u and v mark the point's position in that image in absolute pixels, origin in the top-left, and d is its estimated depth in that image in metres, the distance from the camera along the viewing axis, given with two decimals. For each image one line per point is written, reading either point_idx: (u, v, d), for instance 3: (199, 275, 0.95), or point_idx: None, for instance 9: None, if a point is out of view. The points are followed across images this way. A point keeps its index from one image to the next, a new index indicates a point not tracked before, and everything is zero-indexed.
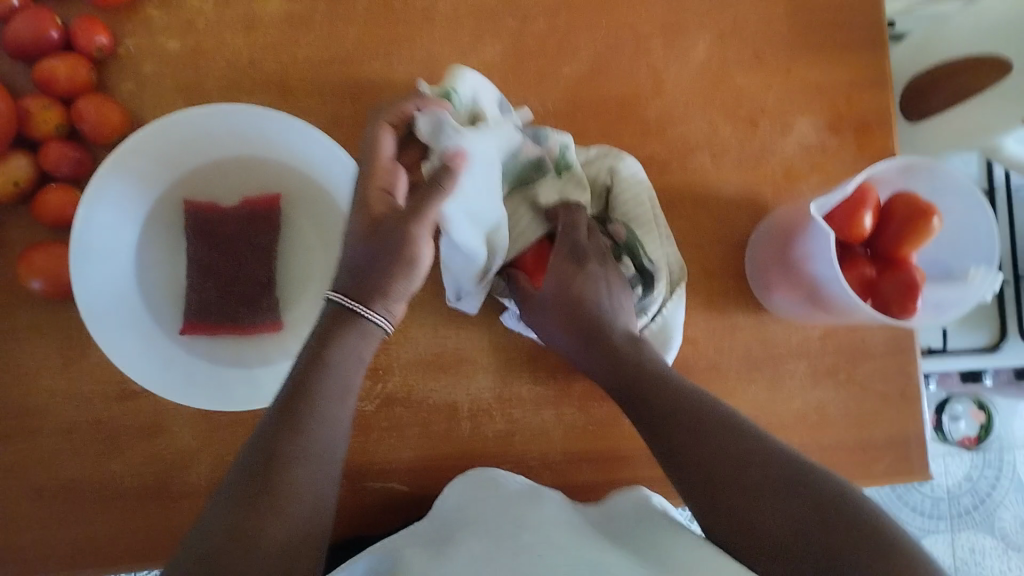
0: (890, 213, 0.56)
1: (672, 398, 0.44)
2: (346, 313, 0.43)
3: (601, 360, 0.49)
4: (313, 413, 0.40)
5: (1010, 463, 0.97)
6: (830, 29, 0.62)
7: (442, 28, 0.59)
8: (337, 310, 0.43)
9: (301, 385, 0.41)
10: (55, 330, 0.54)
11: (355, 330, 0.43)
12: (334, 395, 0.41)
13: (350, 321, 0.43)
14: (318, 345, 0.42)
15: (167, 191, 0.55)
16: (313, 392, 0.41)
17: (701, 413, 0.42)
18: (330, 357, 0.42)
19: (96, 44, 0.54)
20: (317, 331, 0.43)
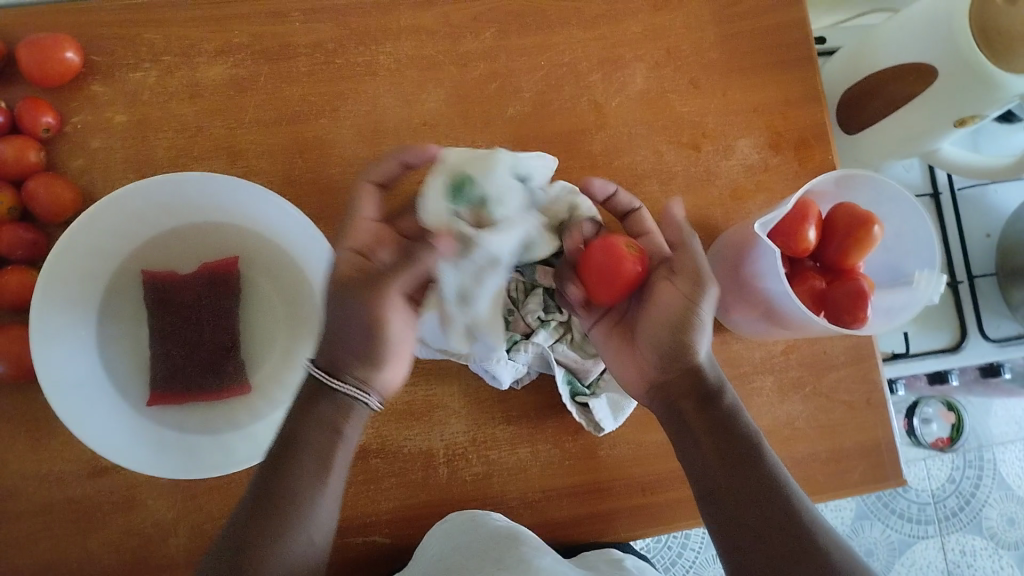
0: (832, 226, 0.57)
1: (735, 438, 0.46)
2: (318, 384, 0.49)
3: (685, 385, 0.49)
4: (296, 486, 0.46)
5: (990, 462, 0.98)
6: (758, 51, 0.64)
7: (385, 81, 0.60)
8: (313, 384, 0.49)
9: (283, 461, 0.46)
10: (19, 413, 0.54)
11: (328, 402, 0.49)
12: (310, 470, 0.46)
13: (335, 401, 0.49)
14: (295, 421, 0.48)
15: (122, 263, 0.55)
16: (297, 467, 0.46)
17: (753, 460, 0.45)
18: (303, 435, 0.47)
19: (43, 125, 0.55)
20: (295, 408, 0.49)
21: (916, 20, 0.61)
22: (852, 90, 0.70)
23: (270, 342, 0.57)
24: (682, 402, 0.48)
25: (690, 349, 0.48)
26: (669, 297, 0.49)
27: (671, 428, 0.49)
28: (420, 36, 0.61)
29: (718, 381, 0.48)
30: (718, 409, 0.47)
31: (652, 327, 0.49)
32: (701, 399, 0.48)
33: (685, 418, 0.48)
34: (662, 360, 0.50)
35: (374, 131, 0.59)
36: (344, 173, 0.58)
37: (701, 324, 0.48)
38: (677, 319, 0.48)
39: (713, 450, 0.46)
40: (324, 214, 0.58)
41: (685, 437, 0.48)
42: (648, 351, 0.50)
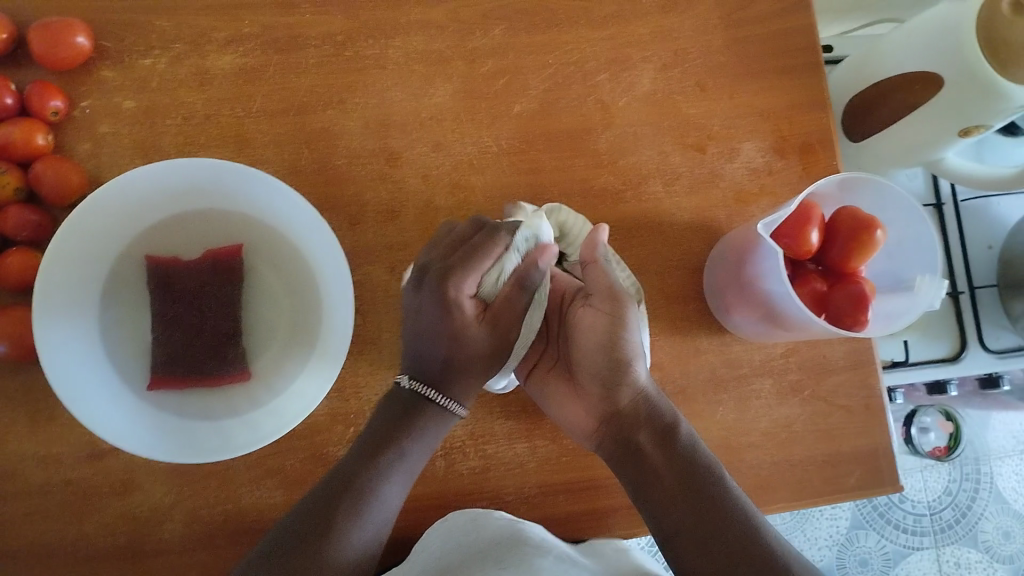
0: (836, 229, 0.57)
1: (695, 470, 0.47)
2: (420, 399, 0.49)
3: (640, 418, 0.49)
4: (377, 482, 0.46)
5: (987, 476, 0.98)
6: (766, 56, 0.65)
7: (393, 74, 0.60)
8: (410, 395, 0.49)
9: (372, 456, 0.47)
10: (19, 394, 0.54)
11: (430, 413, 0.49)
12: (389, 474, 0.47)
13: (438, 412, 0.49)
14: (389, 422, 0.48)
15: (127, 248, 0.56)
16: (385, 465, 0.47)
17: (711, 486, 0.46)
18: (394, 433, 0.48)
19: (52, 108, 0.55)
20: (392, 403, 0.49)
21: (922, 27, 0.61)
22: (858, 97, 0.71)
23: (271, 330, 0.57)
24: (638, 433, 0.49)
25: (628, 369, 0.50)
26: (597, 325, 0.50)
27: (624, 462, 0.50)
28: (429, 31, 0.61)
29: (673, 415, 0.50)
30: (676, 442, 0.48)
31: (592, 361, 0.51)
32: (659, 432, 0.49)
33: (642, 452, 0.49)
34: (602, 389, 0.51)
35: (381, 123, 0.60)
36: (350, 164, 0.59)
37: (633, 351, 0.50)
38: (615, 349, 0.50)
39: (672, 483, 0.47)
40: (329, 204, 0.58)
41: (641, 470, 0.48)
42: (592, 387, 0.52)
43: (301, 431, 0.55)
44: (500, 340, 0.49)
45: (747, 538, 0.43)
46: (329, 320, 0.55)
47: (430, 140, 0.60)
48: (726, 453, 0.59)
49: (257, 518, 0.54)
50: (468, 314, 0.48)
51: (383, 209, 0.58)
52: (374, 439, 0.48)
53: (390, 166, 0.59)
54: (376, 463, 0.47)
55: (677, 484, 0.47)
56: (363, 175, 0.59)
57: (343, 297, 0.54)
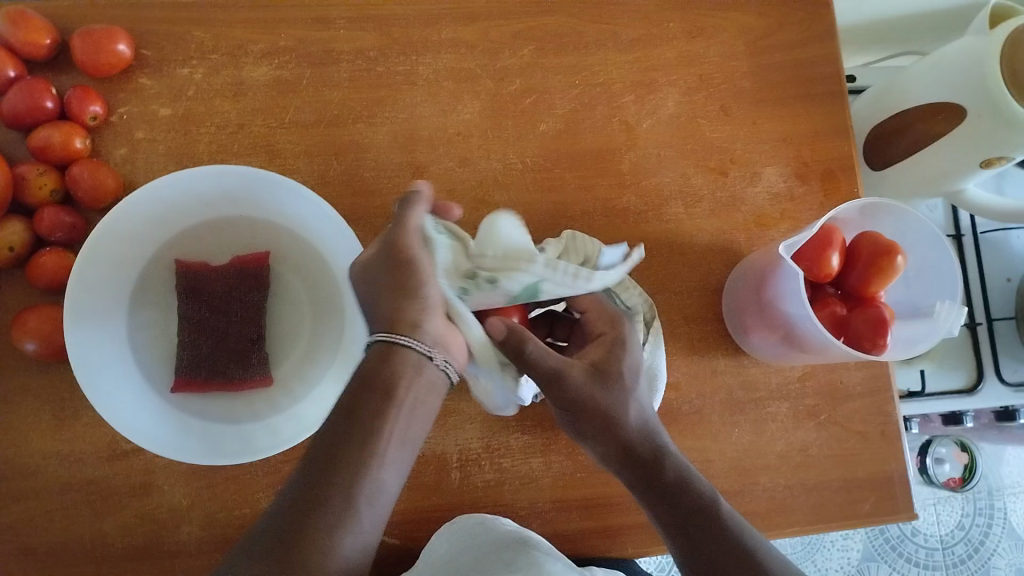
0: (857, 253, 0.58)
1: (689, 502, 0.46)
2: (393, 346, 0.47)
3: (623, 458, 0.48)
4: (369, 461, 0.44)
5: (1001, 511, 0.97)
6: (789, 82, 0.66)
7: (422, 90, 0.62)
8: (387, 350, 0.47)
9: (336, 451, 0.44)
10: (46, 392, 0.55)
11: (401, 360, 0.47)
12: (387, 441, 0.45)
13: (400, 356, 0.47)
14: (372, 389, 0.46)
15: (158, 252, 0.57)
16: (358, 453, 0.44)
17: (704, 515, 0.45)
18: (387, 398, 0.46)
19: (90, 113, 0.57)
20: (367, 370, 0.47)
21: (946, 63, 0.62)
22: (880, 127, 0.71)
23: (295, 337, 0.58)
24: (631, 466, 0.48)
25: (596, 408, 0.49)
26: (591, 360, 0.51)
27: (619, 493, 0.49)
28: (459, 49, 0.63)
29: (665, 446, 0.49)
30: (668, 475, 0.47)
31: (583, 393, 0.51)
32: (643, 472, 0.48)
33: (638, 488, 0.48)
34: (584, 429, 0.50)
35: (409, 137, 0.61)
36: (377, 176, 0.60)
37: (625, 383, 0.50)
38: (599, 380, 0.50)
39: (667, 521, 0.46)
40: (356, 216, 0.59)
41: (640, 508, 0.48)
42: (573, 423, 0.51)
43: None
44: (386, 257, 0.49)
45: (744, 563, 0.43)
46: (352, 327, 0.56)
47: (457, 155, 0.61)
48: (740, 475, 0.60)
49: None
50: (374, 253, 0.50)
51: None
52: (342, 429, 0.45)
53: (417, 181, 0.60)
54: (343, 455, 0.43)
55: (671, 521, 0.46)
56: (390, 188, 0.60)
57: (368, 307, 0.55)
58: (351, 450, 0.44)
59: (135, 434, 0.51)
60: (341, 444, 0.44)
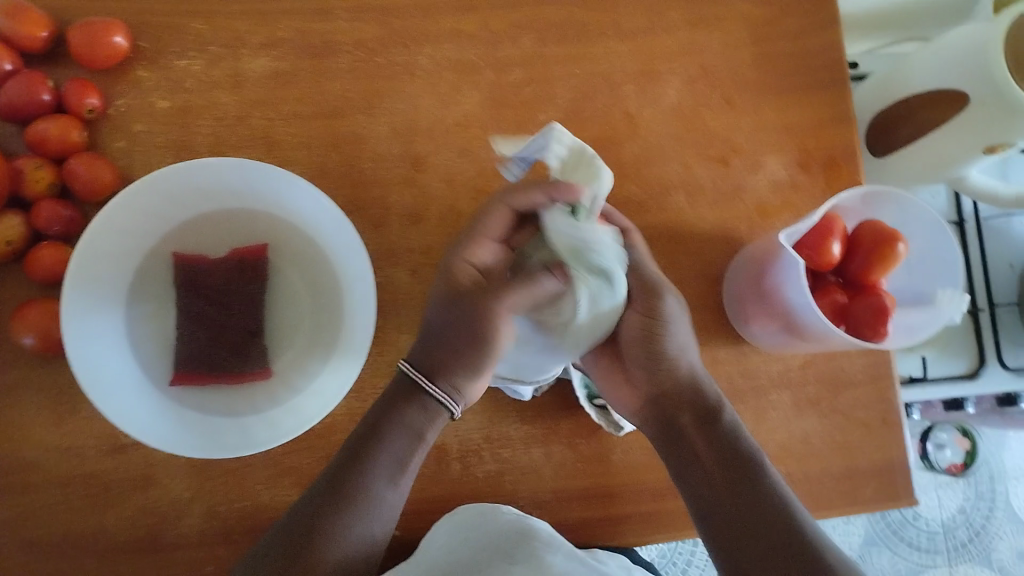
0: (858, 241, 0.58)
1: (736, 454, 0.49)
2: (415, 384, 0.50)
3: (684, 399, 0.52)
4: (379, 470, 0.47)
5: (1002, 496, 0.97)
6: (791, 69, 0.65)
7: (422, 80, 0.61)
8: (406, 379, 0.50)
9: (357, 457, 0.47)
10: (47, 386, 0.55)
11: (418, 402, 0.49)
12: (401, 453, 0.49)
13: (418, 398, 0.50)
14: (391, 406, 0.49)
15: (155, 245, 0.57)
16: (375, 465, 0.47)
17: (748, 465, 0.49)
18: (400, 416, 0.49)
19: (88, 106, 0.56)
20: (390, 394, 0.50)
21: (949, 48, 0.61)
22: (883, 113, 0.71)
23: (294, 330, 0.58)
24: (681, 416, 0.52)
25: (677, 356, 0.53)
26: (638, 325, 0.52)
27: (667, 443, 0.52)
28: (459, 39, 0.62)
29: (717, 399, 0.52)
30: (720, 427, 0.51)
31: (637, 350, 0.53)
32: (700, 416, 0.51)
33: (686, 435, 0.51)
34: (652, 373, 0.53)
35: (408, 127, 0.60)
36: (377, 167, 0.59)
37: (675, 341, 0.52)
38: (654, 336, 0.52)
39: (713, 466, 0.49)
40: (356, 207, 0.59)
41: (683, 453, 0.51)
42: (637, 369, 0.54)
43: (321, 430, 0.56)
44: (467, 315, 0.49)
45: (781, 511, 0.46)
46: (351, 318, 0.56)
47: (456, 146, 0.61)
48: None
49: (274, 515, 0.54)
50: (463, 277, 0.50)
51: (408, 213, 0.59)
52: (364, 439, 0.48)
53: (416, 171, 0.60)
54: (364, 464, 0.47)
55: (718, 466, 0.49)
56: (389, 179, 0.59)
57: (366, 299, 0.55)
58: (364, 458, 0.47)
59: (134, 427, 0.51)
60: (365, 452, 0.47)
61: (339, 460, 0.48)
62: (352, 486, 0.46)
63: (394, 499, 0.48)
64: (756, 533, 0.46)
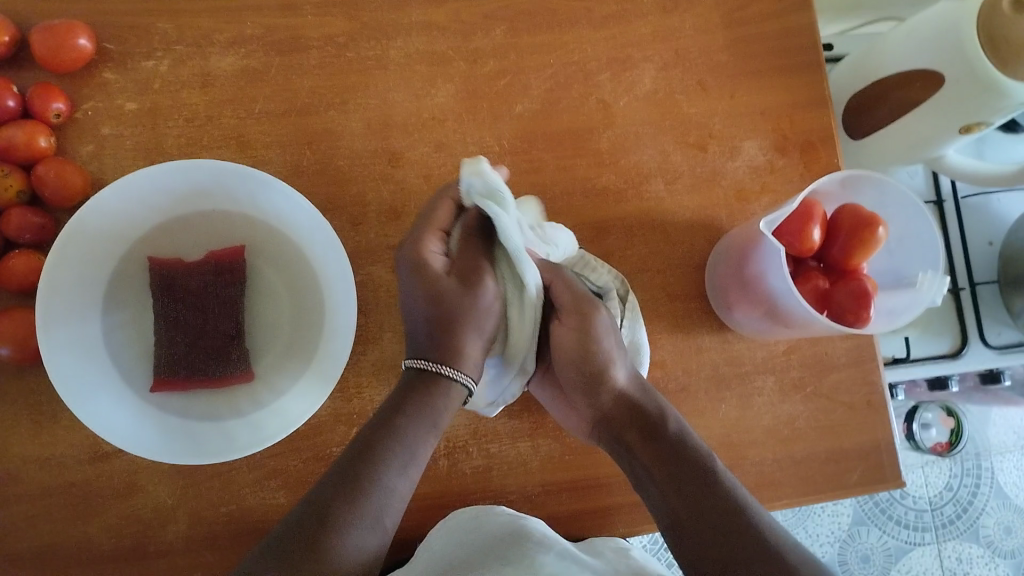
0: (838, 226, 0.57)
1: (687, 461, 0.48)
2: (430, 375, 0.48)
3: (625, 416, 0.51)
4: (387, 469, 0.45)
5: (988, 471, 0.98)
6: (766, 53, 0.65)
7: (394, 74, 0.60)
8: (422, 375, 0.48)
9: (367, 450, 0.45)
10: (24, 396, 0.54)
11: (440, 391, 0.48)
12: (402, 456, 0.46)
13: (433, 386, 0.48)
14: (398, 408, 0.47)
15: (130, 250, 0.56)
16: (392, 454, 0.45)
17: (701, 470, 0.48)
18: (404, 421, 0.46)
19: (54, 110, 0.55)
20: (399, 393, 0.48)
21: (922, 27, 0.61)
22: (859, 94, 0.71)
23: (274, 331, 0.57)
24: (626, 433, 0.51)
25: (607, 370, 0.51)
26: (569, 340, 0.51)
27: (619, 460, 0.52)
28: (430, 31, 0.61)
29: (658, 410, 0.51)
30: (666, 437, 0.50)
31: (572, 374, 0.52)
32: (645, 429, 0.51)
33: (633, 451, 0.51)
34: (591, 395, 0.52)
35: (383, 122, 0.60)
36: (351, 164, 0.59)
37: (608, 360, 0.51)
38: (588, 354, 0.51)
39: (664, 477, 0.48)
40: (332, 205, 0.58)
41: (635, 469, 0.50)
42: (576, 395, 0.53)
43: (306, 432, 0.55)
44: (458, 292, 0.49)
45: (738, 514, 0.45)
46: (332, 318, 0.55)
47: (432, 140, 0.60)
48: (728, 451, 0.60)
49: (262, 519, 0.54)
50: (437, 267, 0.50)
51: (385, 209, 0.59)
52: (378, 429, 0.46)
53: (393, 167, 0.59)
54: (376, 456, 0.45)
55: (671, 477, 0.48)
56: (365, 176, 0.59)
57: (347, 299, 0.54)
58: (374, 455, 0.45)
59: (117, 439, 0.51)
60: (380, 441, 0.46)
61: (350, 452, 0.45)
62: (359, 485, 0.43)
63: (399, 496, 0.45)
64: (717, 541, 0.44)
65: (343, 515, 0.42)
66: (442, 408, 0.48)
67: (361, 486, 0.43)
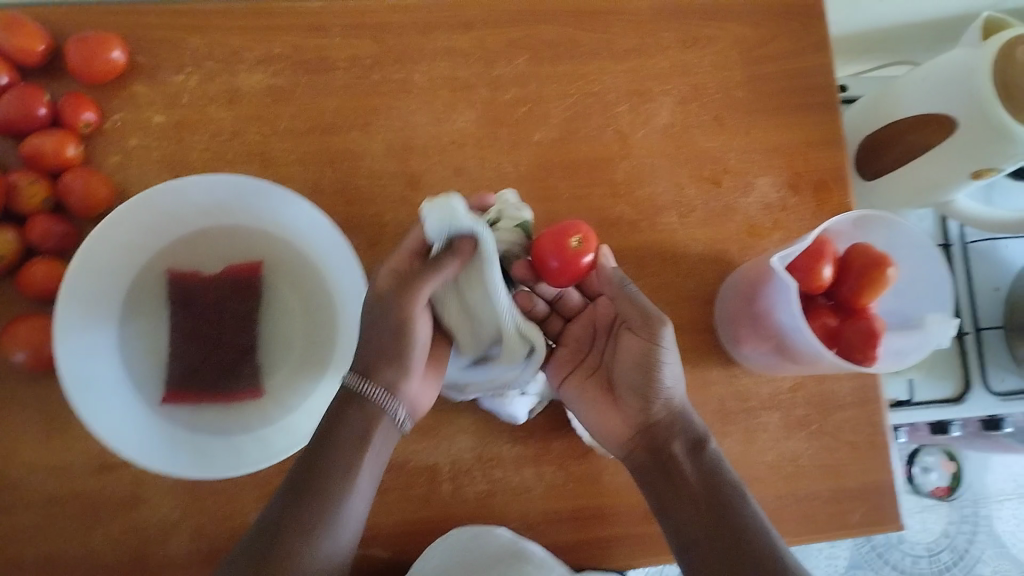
0: (849, 265, 0.58)
1: (718, 483, 0.49)
2: (354, 395, 0.49)
3: (675, 429, 0.52)
4: (336, 477, 0.47)
5: (985, 519, 0.97)
6: (783, 92, 0.66)
7: (417, 98, 0.61)
8: (348, 394, 0.49)
9: (314, 457, 0.47)
10: (35, 400, 0.54)
11: (364, 411, 0.49)
12: (344, 474, 0.47)
13: (360, 404, 0.49)
14: (333, 426, 0.48)
15: (150, 261, 0.57)
16: (330, 467, 0.47)
17: (724, 489, 0.49)
18: (339, 438, 0.48)
19: (84, 121, 0.56)
20: (330, 411, 0.49)
21: (936, 75, 0.62)
22: (871, 137, 0.72)
23: (286, 346, 0.57)
24: (672, 444, 0.51)
25: (667, 385, 0.52)
26: (635, 354, 0.52)
27: (651, 472, 0.52)
28: (454, 58, 0.62)
29: (704, 431, 0.52)
30: (705, 456, 0.51)
31: (635, 376, 0.53)
32: (689, 444, 0.51)
33: (674, 462, 0.51)
34: (643, 403, 0.53)
35: (403, 145, 0.61)
36: (371, 185, 0.60)
37: (666, 374, 0.51)
38: (653, 364, 0.51)
39: (698, 495, 0.49)
40: (349, 224, 0.59)
41: (669, 481, 0.50)
42: (632, 400, 0.53)
43: None
44: (399, 330, 0.49)
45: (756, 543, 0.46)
46: (345, 336, 0.56)
47: (452, 164, 0.61)
48: None
49: None
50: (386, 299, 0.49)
51: (403, 230, 0.59)
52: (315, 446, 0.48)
53: (411, 190, 0.60)
54: (322, 461, 0.47)
55: (699, 496, 0.49)
56: (383, 197, 0.60)
57: (360, 321, 0.55)
58: (316, 473, 0.46)
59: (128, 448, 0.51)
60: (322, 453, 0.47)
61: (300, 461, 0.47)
62: (307, 497, 0.45)
63: (351, 507, 0.47)
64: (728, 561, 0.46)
65: (300, 520, 0.44)
66: (370, 418, 0.49)
67: (312, 494, 0.45)
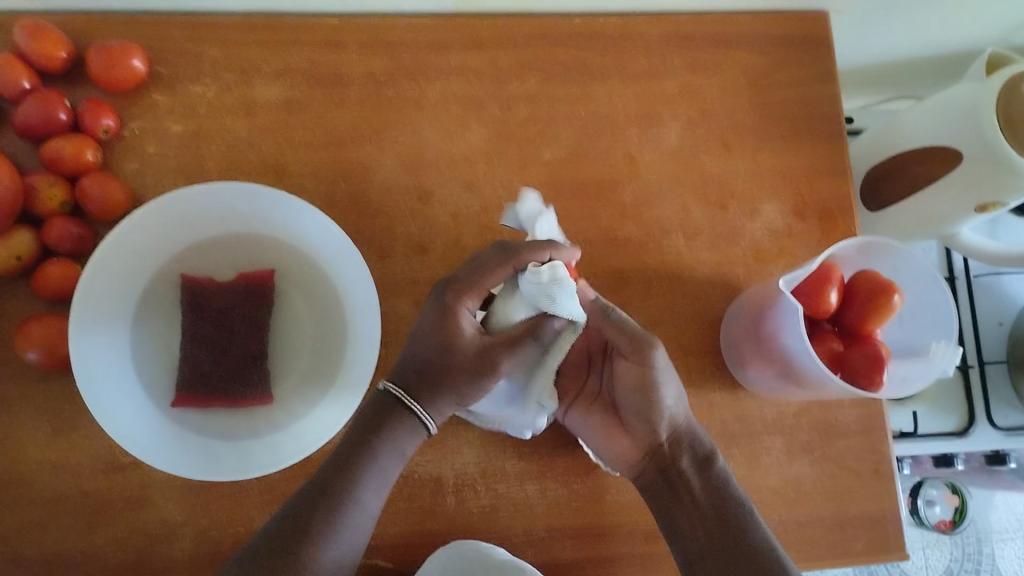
0: (855, 291, 0.59)
1: (725, 501, 0.51)
2: (400, 406, 0.49)
3: (681, 445, 0.53)
4: (358, 486, 0.46)
5: (988, 557, 0.97)
6: (790, 120, 0.67)
7: (431, 115, 0.63)
8: (391, 403, 0.49)
9: (344, 462, 0.47)
10: (44, 400, 0.55)
11: (406, 425, 0.49)
12: (372, 485, 0.47)
13: (399, 417, 0.49)
14: (371, 433, 0.48)
15: (164, 266, 0.57)
16: (358, 474, 0.47)
17: (730, 507, 0.50)
18: (377, 447, 0.48)
19: (103, 126, 0.58)
20: (369, 414, 0.49)
21: (941, 107, 0.63)
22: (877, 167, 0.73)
23: (296, 354, 0.58)
24: (679, 460, 0.53)
25: (664, 407, 0.52)
26: (627, 379, 0.53)
27: (659, 488, 0.53)
28: (468, 76, 0.64)
29: (713, 446, 0.53)
30: (712, 472, 0.52)
31: (633, 399, 0.53)
32: (698, 460, 0.52)
33: (681, 478, 0.52)
34: (644, 425, 0.53)
35: (416, 160, 0.62)
36: (383, 200, 0.61)
37: (664, 396, 0.52)
38: (648, 387, 0.52)
39: (705, 512, 0.51)
40: (361, 237, 0.60)
41: (675, 495, 0.52)
42: (636, 424, 0.54)
43: (319, 458, 0.56)
44: (476, 363, 0.49)
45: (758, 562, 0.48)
46: (354, 346, 0.56)
47: (463, 180, 0.62)
48: None
49: None
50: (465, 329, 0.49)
51: (413, 244, 0.60)
52: (348, 450, 0.48)
53: (422, 205, 0.61)
54: (354, 469, 0.47)
55: (707, 513, 0.50)
56: (395, 211, 0.61)
57: (370, 330, 0.56)
58: (343, 477, 0.46)
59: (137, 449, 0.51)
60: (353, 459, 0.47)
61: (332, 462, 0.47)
62: (331, 500, 0.45)
63: (367, 511, 0.47)
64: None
65: (319, 523, 0.44)
66: (407, 432, 0.49)
67: (334, 497, 0.45)
